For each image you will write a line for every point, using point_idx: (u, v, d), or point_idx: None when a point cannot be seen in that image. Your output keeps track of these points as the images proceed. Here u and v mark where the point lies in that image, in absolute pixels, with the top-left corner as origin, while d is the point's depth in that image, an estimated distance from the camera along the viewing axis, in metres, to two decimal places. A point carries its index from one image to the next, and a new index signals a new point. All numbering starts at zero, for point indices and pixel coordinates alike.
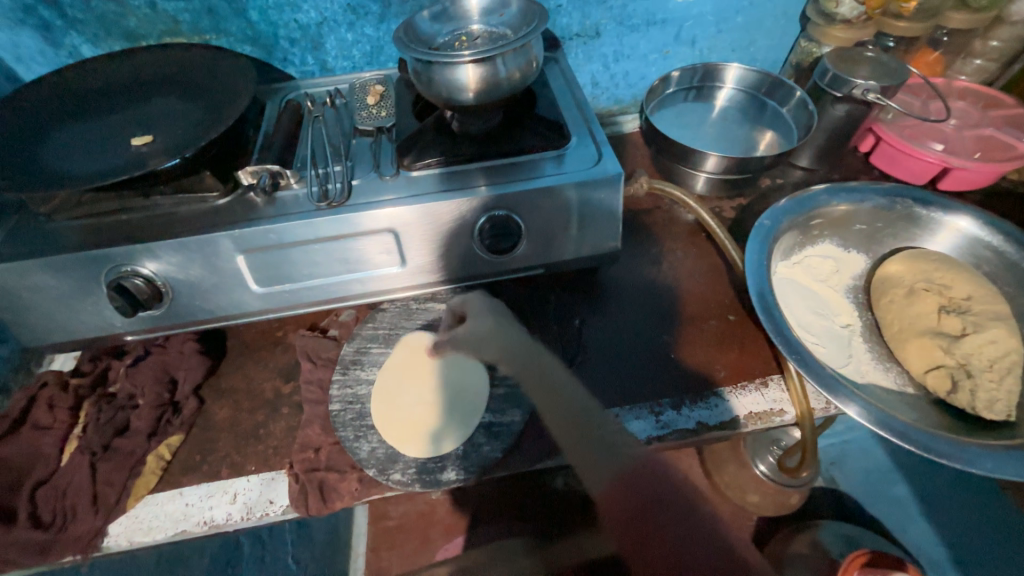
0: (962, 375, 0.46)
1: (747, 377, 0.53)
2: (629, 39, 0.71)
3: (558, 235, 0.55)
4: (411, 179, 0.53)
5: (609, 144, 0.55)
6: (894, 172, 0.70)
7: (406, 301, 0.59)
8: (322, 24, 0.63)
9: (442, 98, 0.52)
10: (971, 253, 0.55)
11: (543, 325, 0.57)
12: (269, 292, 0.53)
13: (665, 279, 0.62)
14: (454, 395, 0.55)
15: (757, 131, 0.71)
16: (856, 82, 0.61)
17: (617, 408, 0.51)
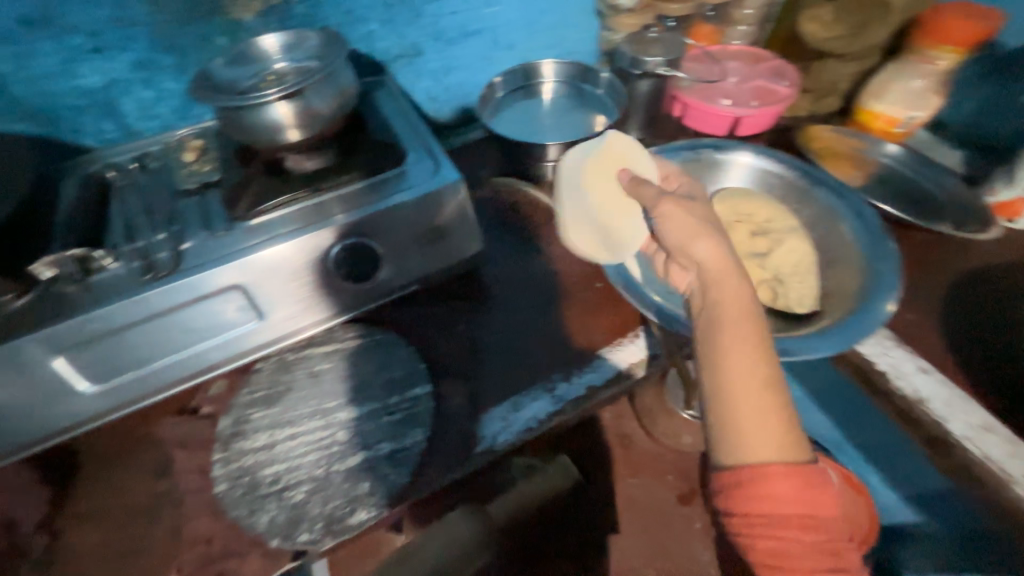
0: (776, 284, 0.56)
1: (622, 334, 0.58)
2: (451, 51, 0.75)
3: (417, 248, 0.56)
4: (252, 228, 0.50)
5: (445, 153, 0.57)
6: (702, 129, 0.82)
7: (282, 354, 0.55)
8: (110, 87, 0.57)
9: (261, 138, 0.51)
10: (765, 182, 0.65)
11: (429, 338, 0.57)
12: (110, 386, 0.48)
13: (536, 264, 0.66)
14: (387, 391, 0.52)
15: (584, 115, 0.78)
16: (649, 61, 0.73)
17: (515, 396, 0.53)
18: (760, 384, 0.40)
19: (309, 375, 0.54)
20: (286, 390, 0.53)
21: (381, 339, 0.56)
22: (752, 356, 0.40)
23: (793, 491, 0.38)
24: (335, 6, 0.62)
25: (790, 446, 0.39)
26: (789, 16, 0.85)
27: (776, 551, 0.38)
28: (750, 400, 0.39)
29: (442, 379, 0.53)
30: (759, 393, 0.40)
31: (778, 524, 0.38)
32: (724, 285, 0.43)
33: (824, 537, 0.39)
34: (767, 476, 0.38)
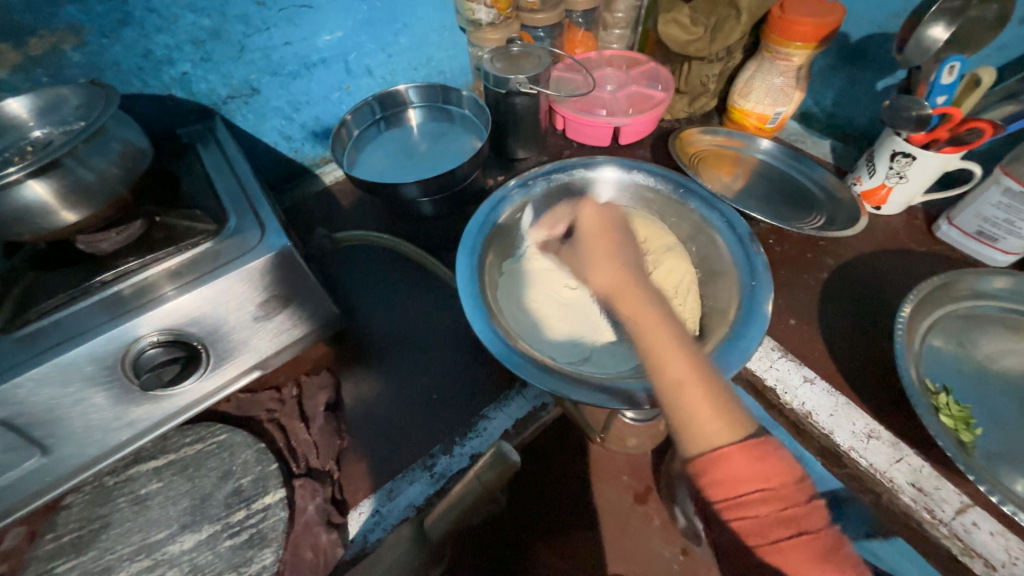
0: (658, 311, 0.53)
1: (508, 386, 0.53)
2: (296, 85, 0.66)
3: (247, 329, 0.47)
4: (22, 338, 0.40)
5: (274, 214, 0.49)
6: (585, 141, 0.79)
7: (101, 479, 0.46)
8: None
9: (15, 229, 0.40)
10: (642, 197, 0.62)
11: (291, 422, 0.50)
12: None
13: (415, 317, 0.60)
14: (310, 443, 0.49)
15: (457, 139, 0.73)
16: (511, 78, 0.67)
17: (390, 482, 0.47)
18: (684, 375, 0.42)
19: (133, 503, 0.44)
20: (102, 528, 0.43)
21: (224, 442, 0.48)
22: (678, 348, 0.45)
23: (747, 465, 0.39)
24: (125, 48, 0.53)
25: (725, 424, 0.41)
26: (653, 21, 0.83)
27: (750, 530, 0.39)
28: (690, 391, 0.42)
29: (299, 478, 0.46)
30: (680, 384, 0.42)
31: (745, 498, 0.39)
32: (626, 297, 0.51)
33: (784, 508, 0.38)
34: (723, 456, 0.40)
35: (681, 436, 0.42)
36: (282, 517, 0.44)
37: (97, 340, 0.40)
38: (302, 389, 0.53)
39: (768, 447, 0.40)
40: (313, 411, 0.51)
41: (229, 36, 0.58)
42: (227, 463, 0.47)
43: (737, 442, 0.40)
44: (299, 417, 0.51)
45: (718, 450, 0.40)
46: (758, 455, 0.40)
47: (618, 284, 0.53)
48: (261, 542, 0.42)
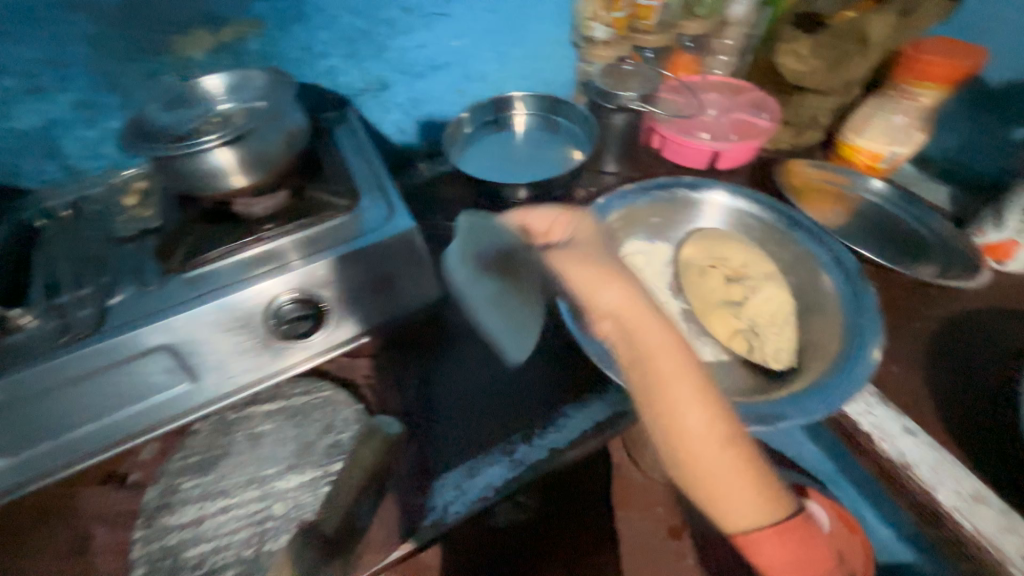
0: (752, 336, 0.53)
1: (587, 387, 0.55)
2: (419, 85, 0.72)
3: (364, 300, 0.52)
4: (189, 280, 0.47)
5: (401, 198, 0.54)
6: (681, 162, 0.79)
7: (222, 414, 0.51)
8: (53, 127, 0.55)
9: (198, 186, 0.47)
10: (741, 223, 0.62)
11: (382, 388, 0.54)
12: (21, 459, 0.44)
13: (502, 311, 0.63)
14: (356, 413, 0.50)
15: (558, 148, 0.76)
16: (621, 95, 0.70)
17: (470, 460, 0.49)
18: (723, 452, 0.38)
19: (249, 439, 0.49)
20: (221, 455, 0.48)
21: (327, 399, 0.52)
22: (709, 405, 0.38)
23: (777, 546, 0.39)
24: (291, 41, 0.60)
25: (763, 507, 0.39)
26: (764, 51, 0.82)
27: None
28: (721, 470, 0.38)
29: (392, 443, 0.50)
30: (728, 446, 0.38)
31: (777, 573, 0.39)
32: (643, 321, 0.41)
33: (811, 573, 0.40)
34: (757, 538, 0.39)
35: (714, 514, 0.39)
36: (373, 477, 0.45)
37: (255, 287, 0.47)
38: (392, 361, 0.55)
39: (791, 525, 0.39)
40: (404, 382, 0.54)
41: (374, 36, 0.64)
42: (328, 419, 0.51)
43: (771, 523, 0.39)
44: (389, 386, 0.54)
45: (752, 535, 0.39)
46: (785, 532, 0.39)
47: (636, 315, 0.41)
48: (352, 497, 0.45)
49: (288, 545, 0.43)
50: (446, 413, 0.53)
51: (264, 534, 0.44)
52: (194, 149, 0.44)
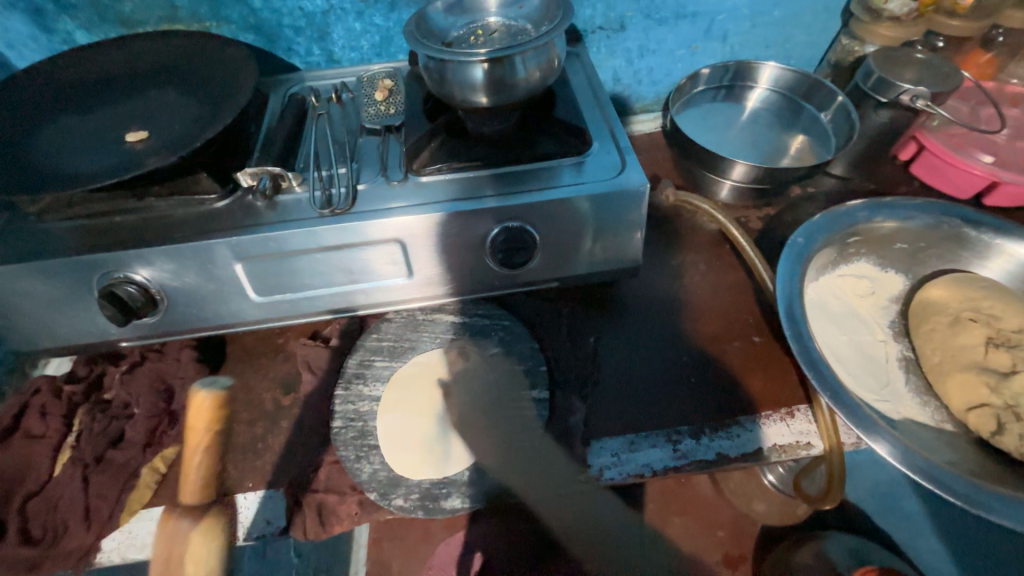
0: (1010, 417, 0.44)
1: (773, 406, 0.49)
2: (656, 33, 0.67)
3: (572, 247, 0.50)
4: (420, 184, 0.49)
5: (633, 152, 0.51)
6: (935, 183, 0.65)
7: (412, 311, 0.54)
8: (328, 12, 0.59)
9: (453, 97, 0.47)
10: (1023, 281, 0.52)
11: (556, 333, 0.54)
12: (269, 301, 0.49)
13: (683, 293, 0.58)
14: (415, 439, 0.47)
15: (788, 135, 0.67)
16: (904, 87, 0.57)
17: (632, 434, 0.47)
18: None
19: (433, 342, 0.53)
20: (408, 349, 0.53)
21: (507, 327, 0.53)
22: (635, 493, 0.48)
23: None
24: None
25: None
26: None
27: None
28: None
29: (559, 387, 0.50)
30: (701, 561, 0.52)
31: None
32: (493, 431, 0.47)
33: None
34: None
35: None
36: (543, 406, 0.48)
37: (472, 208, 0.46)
38: (572, 305, 0.56)
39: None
40: (581, 332, 0.54)
41: None
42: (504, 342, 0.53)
43: None
44: (567, 332, 0.54)
45: None
46: None
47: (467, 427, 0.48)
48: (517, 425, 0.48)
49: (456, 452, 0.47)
50: (613, 377, 0.51)
51: (427, 440, 0.48)
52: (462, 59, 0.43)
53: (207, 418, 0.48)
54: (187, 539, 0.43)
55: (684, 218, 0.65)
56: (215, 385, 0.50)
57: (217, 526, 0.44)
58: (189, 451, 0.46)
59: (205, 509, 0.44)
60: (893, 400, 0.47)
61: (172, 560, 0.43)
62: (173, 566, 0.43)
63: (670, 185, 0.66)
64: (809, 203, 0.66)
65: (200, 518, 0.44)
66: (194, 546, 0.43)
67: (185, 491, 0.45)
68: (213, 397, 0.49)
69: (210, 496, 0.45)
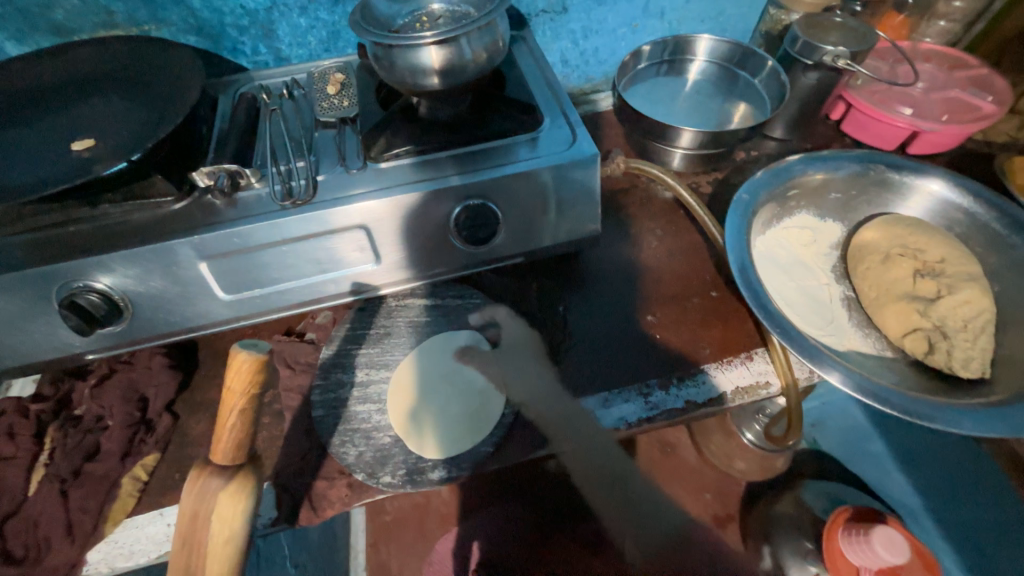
0: (938, 336, 0.49)
1: (733, 352, 0.53)
2: (597, 13, 0.69)
3: (533, 220, 0.52)
4: (379, 171, 0.50)
5: (583, 125, 0.53)
6: (864, 138, 0.70)
7: (384, 299, 0.56)
8: (271, 10, 0.59)
9: (406, 83, 0.48)
10: (943, 216, 0.58)
11: (522, 306, 0.55)
12: (238, 299, 0.49)
13: (644, 258, 0.61)
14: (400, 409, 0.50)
15: (729, 103, 0.71)
16: (826, 48, 0.61)
17: (605, 392, 0.50)
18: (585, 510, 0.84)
19: (408, 325, 0.54)
20: (384, 335, 0.54)
21: (478, 305, 0.55)
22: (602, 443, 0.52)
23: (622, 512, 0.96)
24: None
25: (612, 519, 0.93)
26: (1002, 20, 0.71)
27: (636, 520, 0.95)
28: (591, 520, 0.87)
29: (528, 355, 0.53)
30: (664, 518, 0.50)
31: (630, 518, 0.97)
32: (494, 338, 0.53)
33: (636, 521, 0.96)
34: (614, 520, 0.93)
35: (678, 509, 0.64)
36: (508, 369, 0.52)
37: (433, 189, 0.47)
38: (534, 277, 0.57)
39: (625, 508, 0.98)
40: (545, 302, 0.56)
41: None
42: (474, 318, 0.55)
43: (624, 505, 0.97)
44: (532, 303, 0.56)
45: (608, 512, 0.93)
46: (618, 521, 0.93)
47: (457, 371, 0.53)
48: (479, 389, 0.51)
49: (432, 429, 0.49)
50: (584, 340, 0.53)
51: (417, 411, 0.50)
52: (410, 44, 0.44)
53: (247, 382, 0.35)
54: (215, 497, 0.35)
55: (639, 188, 0.68)
56: (259, 347, 0.35)
57: (248, 483, 0.36)
58: (224, 413, 0.36)
59: (238, 468, 0.36)
60: (838, 334, 0.52)
61: (199, 519, 0.34)
62: (198, 528, 0.35)
63: (619, 155, 0.68)
64: (753, 165, 0.70)
65: (230, 478, 0.36)
66: (224, 504, 0.35)
67: (218, 449, 0.36)
68: (256, 361, 0.34)
69: (242, 456, 0.37)
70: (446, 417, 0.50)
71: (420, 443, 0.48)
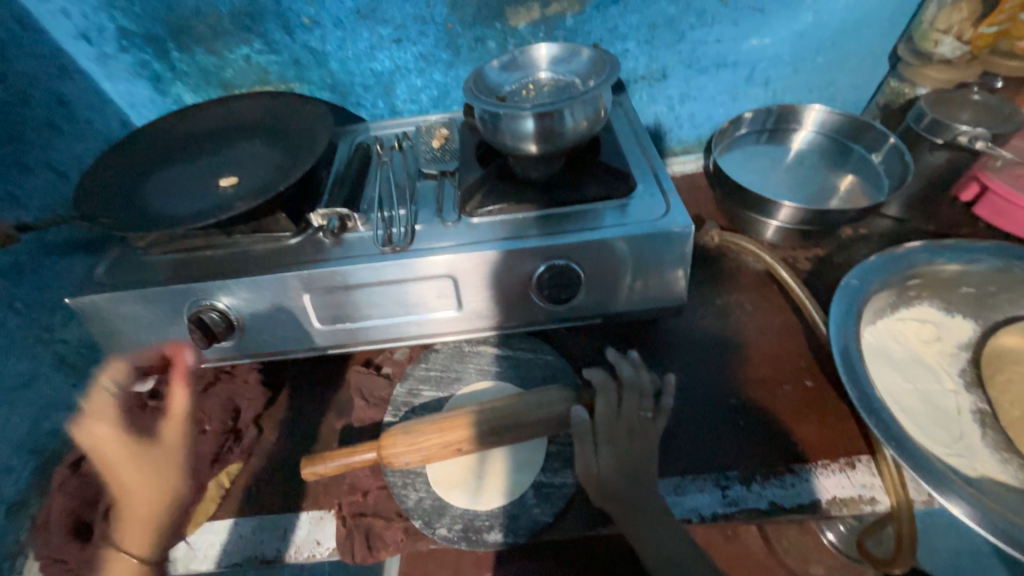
0: None
1: (830, 455, 0.47)
2: (697, 81, 0.69)
3: (614, 284, 0.52)
4: (472, 224, 0.52)
5: (677, 194, 0.52)
6: (1003, 225, 0.62)
7: (459, 344, 0.57)
8: (394, 72, 0.66)
9: (507, 146, 0.51)
10: None
11: (612, 433, 0.45)
12: (330, 330, 0.53)
13: (730, 334, 0.57)
14: (451, 470, 0.49)
15: (837, 176, 0.66)
16: (962, 128, 0.56)
17: (678, 477, 0.46)
18: None
19: (479, 373, 0.55)
20: (455, 380, 0.55)
21: (549, 362, 0.55)
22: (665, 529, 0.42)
23: None
24: (602, 23, 0.62)
25: None
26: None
27: None
28: None
29: (637, 414, 0.46)
30: None
31: None
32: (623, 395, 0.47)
33: None
34: None
35: None
36: (620, 421, 0.45)
37: (520, 247, 0.49)
38: (625, 382, 0.48)
39: None
40: (638, 425, 0.46)
41: (678, 25, 0.63)
42: (535, 368, 0.54)
43: None
44: (624, 428, 0.45)
45: None
46: None
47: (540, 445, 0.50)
48: (525, 462, 0.49)
49: (497, 467, 0.49)
50: None
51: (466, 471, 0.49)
52: (517, 113, 0.46)
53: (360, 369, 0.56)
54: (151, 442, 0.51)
55: (728, 257, 0.65)
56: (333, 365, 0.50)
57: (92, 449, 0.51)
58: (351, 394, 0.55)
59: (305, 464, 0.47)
60: (968, 456, 0.44)
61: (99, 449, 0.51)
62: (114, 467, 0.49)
63: (714, 226, 0.67)
64: (862, 244, 0.64)
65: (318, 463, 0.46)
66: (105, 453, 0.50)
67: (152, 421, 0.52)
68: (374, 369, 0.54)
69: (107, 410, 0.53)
70: (511, 457, 0.49)
71: (484, 480, 0.48)
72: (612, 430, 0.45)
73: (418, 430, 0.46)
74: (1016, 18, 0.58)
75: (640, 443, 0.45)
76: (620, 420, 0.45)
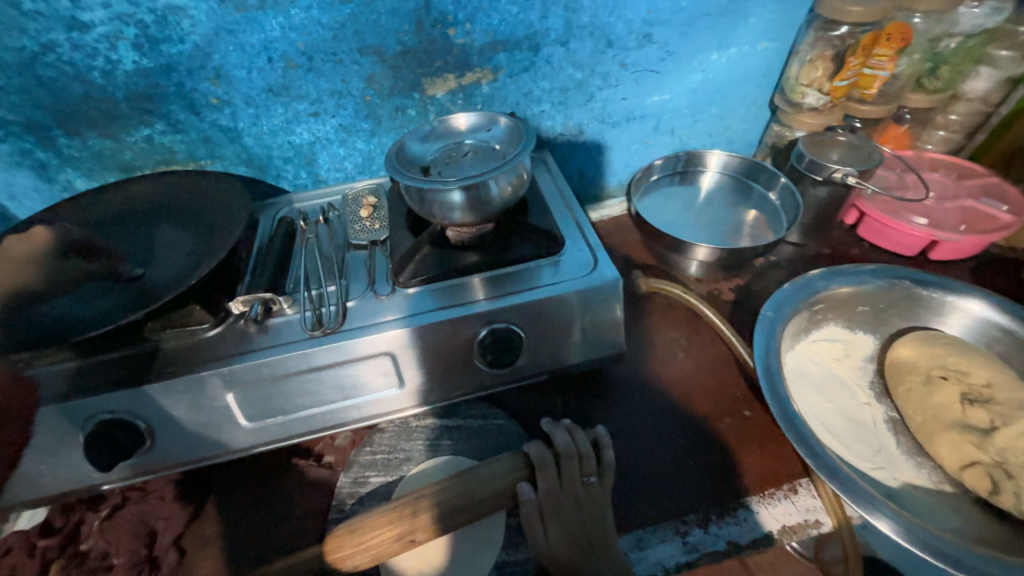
0: (1001, 474, 0.44)
1: (775, 484, 0.49)
2: (611, 133, 0.75)
3: (555, 341, 0.52)
4: (407, 296, 0.51)
5: (604, 248, 0.55)
6: (882, 244, 0.71)
7: (406, 419, 0.55)
8: (315, 143, 0.65)
9: (435, 215, 0.51)
10: (982, 334, 0.56)
11: (559, 508, 0.44)
12: (260, 426, 0.48)
13: (670, 372, 0.60)
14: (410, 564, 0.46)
15: (742, 212, 0.73)
16: (836, 167, 0.63)
17: (640, 530, 0.46)
18: None
19: (429, 449, 0.52)
20: (404, 460, 0.52)
21: (501, 426, 0.54)
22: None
23: None
24: (517, 88, 0.66)
25: None
26: (1002, 133, 0.75)
27: None
28: None
29: (580, 482, 0.46)
30: None
31: None
32: (564, 464, 0.46)
33: None
34: None
35: None
36: (564, 493, 0.45)
37: (457, 316, 0.48)
38: (561, 452, 0.47)
39: None
40: (583, 493, 0.45)
41: (587, 87, 0.68)
42: (487, 435, 0.53)
43: None
44: (570, 499, 0.45)
45: None
46: None
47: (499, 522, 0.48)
48: (483, 542, 0.47)
49: (457, 552, 0.46)
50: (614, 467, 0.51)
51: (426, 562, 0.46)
52: (439, 186, 0.47)
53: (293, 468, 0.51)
54: None
55: (660, 296, 0.69)
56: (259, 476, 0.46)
57: None
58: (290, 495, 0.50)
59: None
60: (889, 466, 0.48)
61: None
62: None
63: (639, 275, 0.70)
64: (773, 271, 0.70)
65: None
66: None
67: None
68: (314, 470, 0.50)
69: None
70: (470, 537, 0.47)
71: (441, 569, 0.45)
72: (557, 504, 0.44)
73: (349, 531, 0.42)
74: (861, 72, 0.68)
75: (587, 510, 0.45)
76: (563, 491, 0.45)
